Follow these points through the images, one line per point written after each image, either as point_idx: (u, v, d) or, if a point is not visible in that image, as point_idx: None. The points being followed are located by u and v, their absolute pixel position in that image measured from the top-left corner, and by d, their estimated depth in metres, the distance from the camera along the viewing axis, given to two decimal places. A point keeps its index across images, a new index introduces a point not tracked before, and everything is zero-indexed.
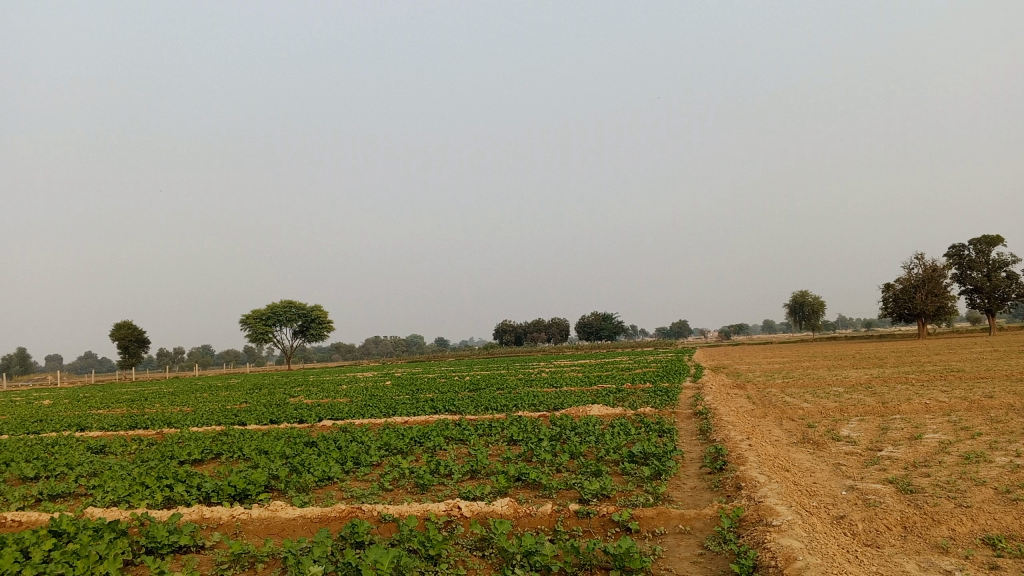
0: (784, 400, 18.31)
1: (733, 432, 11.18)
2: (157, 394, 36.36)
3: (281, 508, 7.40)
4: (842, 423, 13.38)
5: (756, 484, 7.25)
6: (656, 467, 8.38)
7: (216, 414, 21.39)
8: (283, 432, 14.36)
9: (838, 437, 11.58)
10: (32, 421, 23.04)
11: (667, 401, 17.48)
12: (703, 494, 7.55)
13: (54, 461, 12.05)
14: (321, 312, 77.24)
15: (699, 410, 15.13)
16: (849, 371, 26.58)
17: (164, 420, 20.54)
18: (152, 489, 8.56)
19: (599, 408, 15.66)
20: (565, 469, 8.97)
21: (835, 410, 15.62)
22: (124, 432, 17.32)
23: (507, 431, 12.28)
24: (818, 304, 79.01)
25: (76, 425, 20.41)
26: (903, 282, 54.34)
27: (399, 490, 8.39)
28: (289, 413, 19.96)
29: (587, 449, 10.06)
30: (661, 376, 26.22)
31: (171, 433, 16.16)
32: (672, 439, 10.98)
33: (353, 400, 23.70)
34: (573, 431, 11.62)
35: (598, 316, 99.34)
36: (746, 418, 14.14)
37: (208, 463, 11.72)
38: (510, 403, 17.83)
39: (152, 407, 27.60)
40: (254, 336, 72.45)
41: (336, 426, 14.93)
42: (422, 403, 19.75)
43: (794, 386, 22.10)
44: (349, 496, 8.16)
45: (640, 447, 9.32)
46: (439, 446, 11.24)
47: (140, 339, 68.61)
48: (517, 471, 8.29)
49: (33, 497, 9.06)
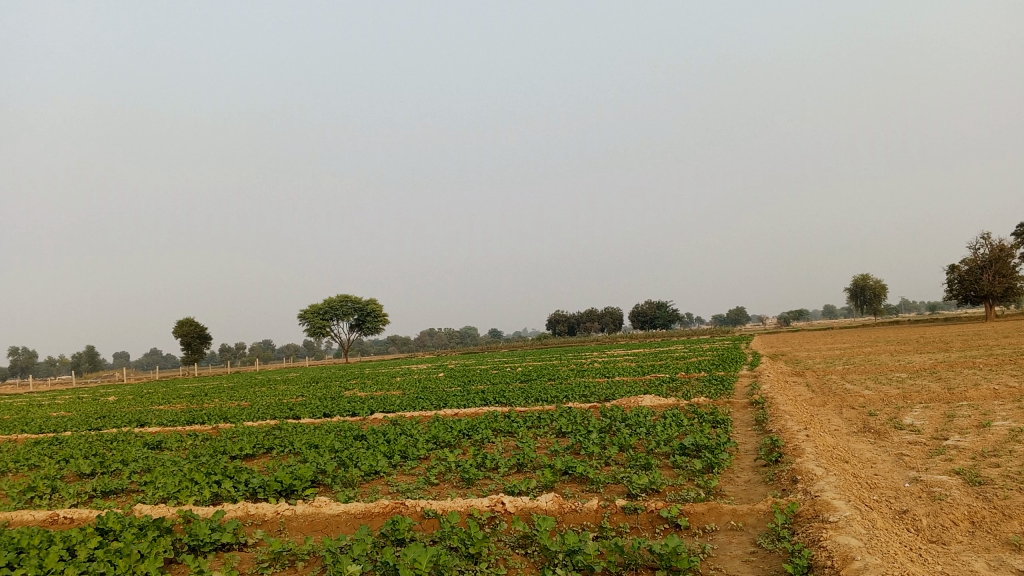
0: (844, 387, 17.79)
1: (789, 421, 10.83)
2: (217, 389, 37.06)
3: (325, 504, 7.33)
4: (906, 411, 12.90)
5: (813, 478, 6.94)
6: (708, 460, 8.12)
7: (271, 408, 21.65)
8: (334, 426, 14.40)
9: (901, 426, 11.14)
10: (95, 418, 23.60)
11: (721, 390, 17.13)
12: (757, 488, 7.27)
13: (110, 458, 12.23)
14: (377, 305, 77.93)
15: (755, 399, 14.75)
16: (913, 357, 25.76)
17: (220, 414, 20.88)
18: (201, 485, 8.60)
19: (651, 399, 15.39)
20: (614, 463, 8.76)
21: (898, 397, 15.09)
22: (181, 427, 17.59)
23: (556, 423, 12.11)
24: (880, 288, 76.96)
25: (137, 420, 20.81)
26: (968, 264, 52.60)
27: (445, 485, 8.27)
28: (342, 406, 20.08)
29: (638, 442, 9.82)
30: (716, 364, 25.79)
31: (225, 428, 16.35)
32: (725, 430, 10.67)
33: (405, 393, 23.79)
34: (624, 423, 11.38)
35: (653, 305, 98.37)
36: (804, 407, 13.74)
37: (260, 458, 11.78)
38: (561, 394, 17.64)
39: (211, 401, 28.11)
40: (312, 330, 73.47)
41: (386, 420, 14.92)
42: (473, 395, 19.67)
43: (855, 373, 21.50)
44: (395, 491, 8.07)
45: (691, 438, 9.06)
46: (487, 439, 11.13)
47: (203, 335, 70.00)
48: (564, 465, 8.11)
49: (86, 493, 9.19)
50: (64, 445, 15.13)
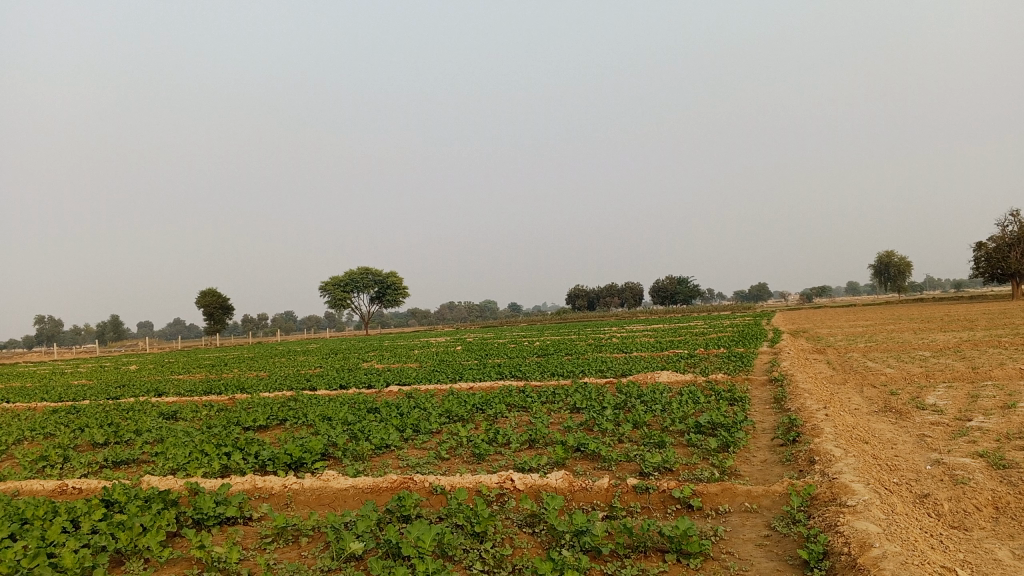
0: (866, 365, 17.51)
1: (808, 400, 10.60)
2: (237, 360, 37.28)
3: (333, 478, 7.23)
4: (929, 390, 12.64)
5: (831, 459, 6.74)
6: (724, 439, 7.94)
7: (289, 380, 21.68)
8: (349, 398, 14.35)
9: (923, 406, 10.90)
10: (115, 387, 23.76)
11: (740, 367, 16.90)
12: (774, 468, 7.09)
13: (125, 427, 12.24)
14: (397, 278, 78.02)
15: (775, 376, 14.53)
16: (936, 335, 25.32)
17: (237, 385, 20.94)
18: (210, 456, 8.54)
19: (668, 375, 15.21)
20: (628, 441, 8.60)
21: (921, 376, 14.80)
22: (198, 397, 17.63)
23: (571, 399, 11.96)
24: (904, 265, 76.04)
25: (155, 390, 20.93)
26: (995, 240, 51.76)
27: (455, 460, 8.16)
28: (358, 378, 20.06)
29: (653, 419, 9.66)
30: (736, 341, 25.56)
31: (241, 399, 16.34)
32: (743, 408, 10.50)
33: (421, 365, 23.74)
34: (639, 399, 11.21)
35: (673, 280, 97.89)
36: (824, 385, 13.48)
37: (273, 429, 11.73)
38: (578, 369, 17.52)
39: (230, 372, 28.21)
40: (332, 302, 73.80)
41: (402, 393, 14.85)
42: (489, 369, 19.56)
43: (877, 351, 21.21)
44: (405, 465, 7.96)
45: (706, 416, 8.87)
46: (500, 414, 11.00)
47: (225, 307, 70.42)
48: (576, 442, 7.97)
49: (98, 463, 9.18)
50: (81, 414, 15.21)
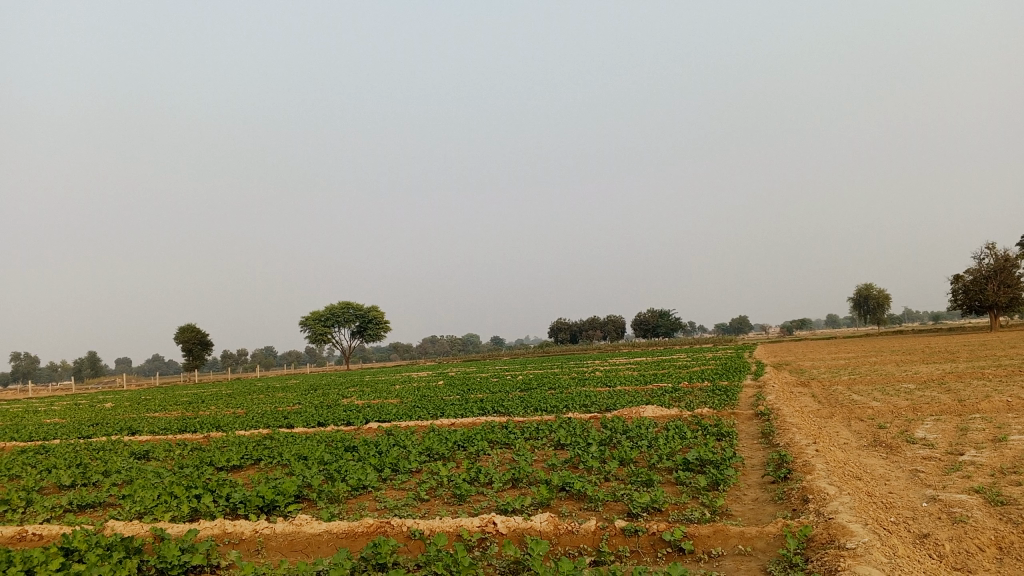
0: (851, 398, 17.34)
1: (796, 435, 10.36)
2: (215, 396, 36.61)
3: (307, 522, 6.90)
4: (917, 423, 12.44)
5: (825, 498, 6.50)
6: (713, 476, 7.69)
7: (266, 417, 21.20)
8: (327, 436, 13.96)
9: (913, 440, 10.69)
10: (88, 425, 23.17)
11: (726, 401, 16.65)
12: (766, 507, 6.84)
13: (95, 468, 11.79)
14: (379, 312, 77.50)
15: (761, 409, 14.32)
16: (919, 367, 25.24)
17: (214, 422, 20.45)
18: (180, 499, 8.16)
19: (653, 410, 14.94)
20: (614, 479, 8.33)
21: (908, 409, 14.62)
22: (172, 436, 17.15)
23: (555, 435, 11.68)
24: (882, 297, 76.36)
25: (129, 428, 20.40)
26: (973, 272, 52.02)
27: (435, 501, 7.85)
28: (337, 415, 19.62)
29: (640, 456, 9.39)
30: (719, 374, 25.34)
31: (216, 437, 15.90)
32: (731, 444, 10.26)
33: (402, 401, 23.34)
34: (625, 435, 10.94)
35: (655, 314, 97.88)
36: (811, 419, 13.27)
37: (247, 469, 11.35)
38: (561, 403, 17.20)
39: (207, 409, 27.64)
40: (313, 337, 73.17)
41: (382, 430, 14.50)
42: (471, 404, 19.20)
43: (860, 383, 21.08)
44: (382, 507, 7.64)
45: (695, 453, 8.62)
46: (482, 451, 10.69)
47: (204, 342, 69.51)
48: (561, 481, 7.71)
49: (61, 507, 8.76)
50: (50, 455, 14.67)
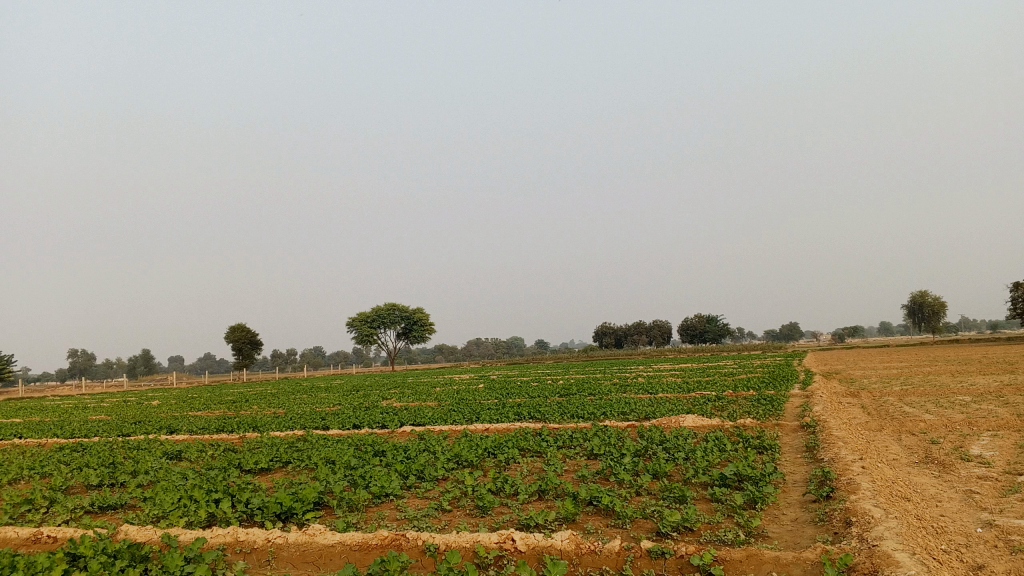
0: (903, 410, 16.68)
1: (842, 449, 9.84)
2: (260, 396, 36.96)
3: (320, 532, 6.64)
4: (973, 439, 11.80)
5: (870, 521, 6.03)
6: (750, 494, 7.26)
7: (304, 418, 21.15)
8: (358, 439, 13.76)
9: (969, 457, 10.11)
10: (130, 423, 23.37)
11: (770, 411, 16.09)
12: (806, 529, 6.41)
13: (125, 468, 11.71)
14: (423, 313, 77.58)
15: (806, 421, 13.79)
16: (975, 378, 24.24)
17: (251, 422, 20.47)
18: (198, 503, 7.97)
19: (693, 419, 14.49)
20: (647, 494, 7.93)
21: (963, 423, 13.92)
22: (208, 436, 17.15)
23: (589, 443, 11.33)
24: (939, 305, 74.24)
25: (168, 427, 20.50)
26: None
27: (456, 513, 7.55)
28: (374, 417, 19.44)
29: (675, 468, 8.98)
30: (766, 383, 24.66)
31: (250, 438, 15.80)
32: (772, 458, 9.81)
33: (440, 404, 23.10)
34: (662, 446, 10.52)
35: (703, 319, 96.67)
36: (859, 432, 12.70)
37: (275, 472, 11.17)
38: (599, 410, 16.81)
39: (248, 408, 27.82)
40: (359, 337, 73.73)
41: (415, 434, 14.25)
42: (508, 409, 18.84)
43: (913, 395, 20.32)
44: (402, 518, 7.35)
45: (732, 467, 8.20)
46: (512, 460, 10.39)
47: (253, 341, 70.44)
48: (588, 495, 7.36)
49: (83, 508, 8.66)
50: (86, 453, 14.72)
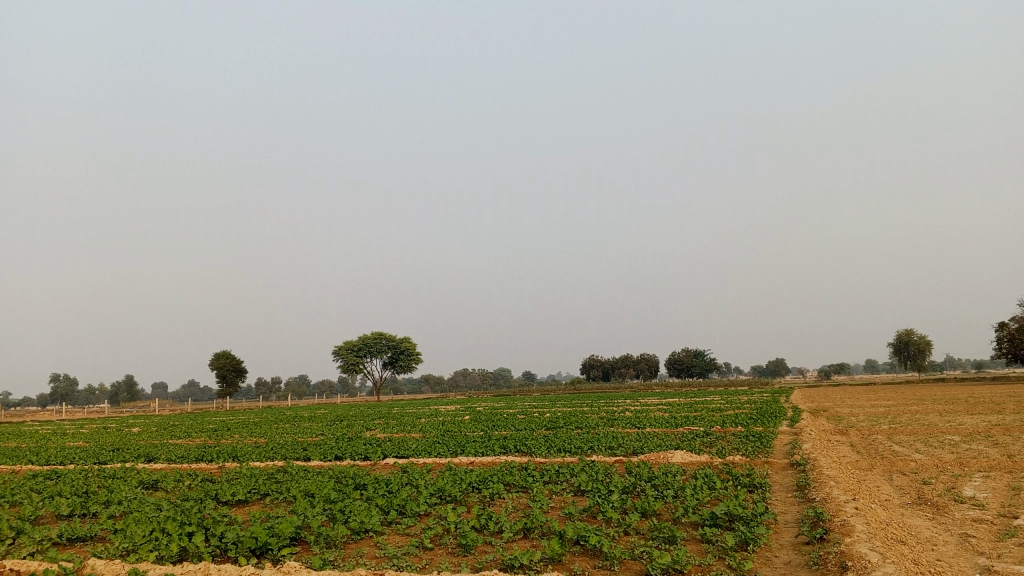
0: (892, 449, 16.53)
1: (834, 489, 9.65)
2: (242, 425, 36.43)
3: (296, 569, 6.37)
4: (965, 480, 11.64)
5: (867, 566, 5.83)
6: (742, 535, 7.06)
7: (286, 448, 20.78)
8: (340, 471, 13.47)
9: (962, 498, 9.93)
10: (108, 451, 22.89)
11: (759, 448, 15.90)
12: (800, 573, 6.21)
13: (97, 498, 11.37)
14: (410, 343, 77.08)
15: (796, 459, 13.60)
16: (964, 418, 24.13)
17: (232, 452, 20.07)
18: (171, 536, 7.69)
19: (682, 455, 14.28)
20: (635, 533, 7.70)
21: (954, 463, 13.76)
22: (186, 465, 16.78)
23: (576, 479, 11.09)
24: (924, 342, 74.45)
25: (147, 455, 20.08)
26: (1019, 320, 50.43)
27: (438, 551, 7.31)
28: (357, 449, 19.11)
29: (665, 507, 8.77)
30: (754, 419, 24.48)
31: (229, 468, 15.46)
32: (762, 497, 9.61)
33: (425, 436, 22.77)
34: (650, 483, 10.29)
35: (690, 353, 96.56)
36: (850, 471, 12.52)
37: (253, 504, 10.88)
38: (586, 445, 16.56)
39: (229, 437, 27.39)
40: (345, 366, 73.11)
41: (398, 467, 13.97)
42: (493, 442, 18.56)
43: (902, 433, 20.18)
44: (381, 555, 7.10)
45: (723, 507, 8.00)
46: (497, 495, 10.15)
47: (238, 368, 69.73)
48: (575, 534, 7.14)
49: (50, 539, 8.35)
50: (59, 481, 14.33)
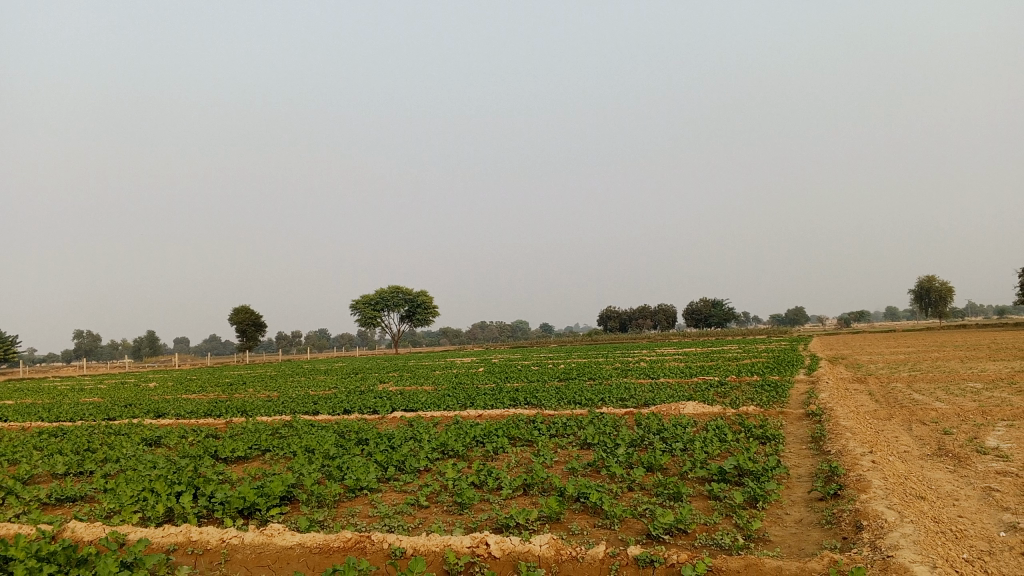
0: (912, 398, 16.05)
1: (850, 441, 9.23)
2: (257, 379, 36.48)
3: (279, 532, 6.07)
4: (987, 430, 11.17)
5: (883, 526, 5.44)
6: (751, 491, 6.72)
7: (296, 401, 20.57)
8: (345, 425, 13.21)
9: (985, 449, 9.50)
10: (120, 406, 22.79)
11: (774, 398, 15.50)
12: (811, 533, 5.84)
13: (95, 455, 11.15)
14: (427, 296, 76.97)
15: (812, 409, 13.19)
16: (986, 365, 23.61)
17: (241, 406, 19.91)
18: (160, 496, 7.42)
19: (694, 406, 13.91)
20: (639, 489, 7.37)
21: (976, 412, 13.29)
22: (192, 421, 16.57)
23: (583, 432, 10.75)
24: (945, 289, 73.46)
25: (157, 411, 19.92)
26: None
27: (433, 509, 6.99)
28: (365, 402, 18.86)
29: (672, 461, 8.42)
30: (770, 368, 24.07)
31: (235, 424, 15.24)
32: (774, 450, 9.25)
33: (436, 388, 22.48)
34: (659, 435, 9.93)
35: (708, 303, 96.10)
36: (867, 421, 12.10)
37: (253, 461, 10.66)
38: (596, 396, 16.21)
39: (243, 392, 27.28)
40: (363, 320, 73.13)
41: (404, 420, 13.68)
42: (504, 394, 18.28)
43: (922, 381, 19.71)
44: (373, 514, 6.78)
45: (732, 461, 7.62)
46: (501, 449, 9.84)
47: (258, 323, 69.86)
48: (576, 491, 6.81)
49: (38, 500, 8.12)
50: (64, 438, 14.14)
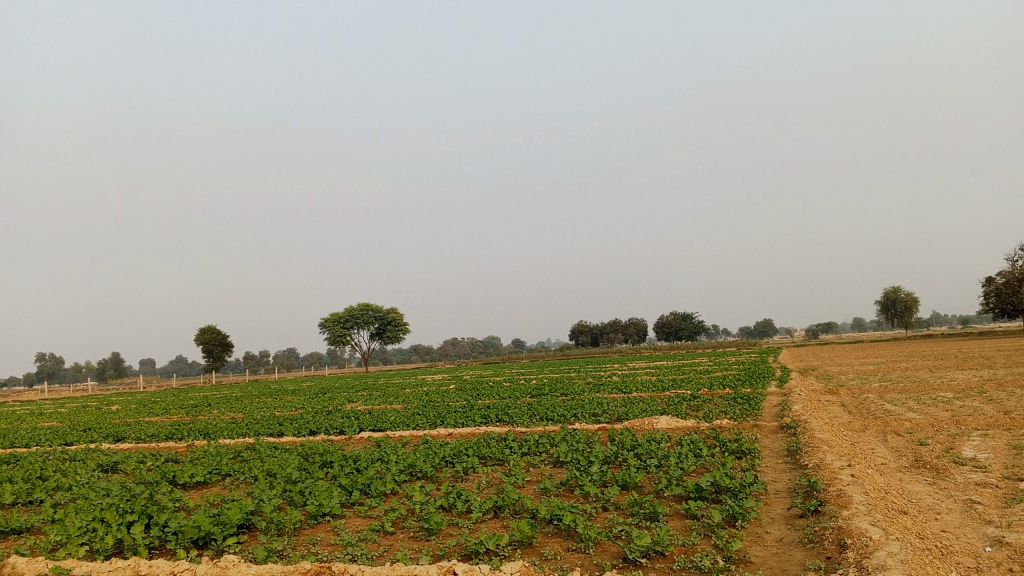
0: (885, 408, 15.97)
1: (828, 454, 9.04)
2: (224, 400, 35.76)
3: (234, 563, 5.71)
4: (963, 440, 11.05)
5: (869, 545, 5.22)
6: (729, 510, 6.48)
7: (261, 423, 20.07)
8: (310, 447, 12.83)
9: (962, 460, 9.36)
10: (80, 431, 22.12)
11: (748, 411, 15.35)
12: (793, 553, 5.61)
13: (47, 483, 10.67)
14: (397, 314, 76.38)
15: (786, 422, 13.02)
16: (956, 374, 23.71)
17: (205, 429, 19.37)
18: (109, 526, 7.02)
19: (668, 420, 13.68)
20: (614, 508, 7.10)
21: (949, 422, 13.20)
22: (153, 445, 16.05)
23: (555, 450, 10.48)
24: (909, 300, 74.46)
25: (118, 435, 19.31)
26: (1006, 275, 50.11)
27: (399, 535, 6.67)
28: (333, 422, 18.44)
29: (647, 479, 8.16)
30: (742, 381, 23.95)
31: (197, 447, 14.76)
32: (751, 465, 9.04)
33: (406, 407, 22.09)
34: (633, 452, 9.69)
35: (678, 317, 96.51)
36: (842, 433, 11.95)
37: (213, 486, 10.26)
38: (568, 412, 15.95)
39: (208, 413, 26.65)
40: (332, 339, 72.24)
41: (372, 441, 13.31)
42: (475, 412, 17.96)
43: (894, 391, 19.69)
44: (335, 542, 6.46)
45: (709, 477, 7.39)
46: (471, 469, 9.54)
47: (225, 343, 68.78)
48: (549, 512, 6.53)
49: None
50: (17, 465, 13.59)
